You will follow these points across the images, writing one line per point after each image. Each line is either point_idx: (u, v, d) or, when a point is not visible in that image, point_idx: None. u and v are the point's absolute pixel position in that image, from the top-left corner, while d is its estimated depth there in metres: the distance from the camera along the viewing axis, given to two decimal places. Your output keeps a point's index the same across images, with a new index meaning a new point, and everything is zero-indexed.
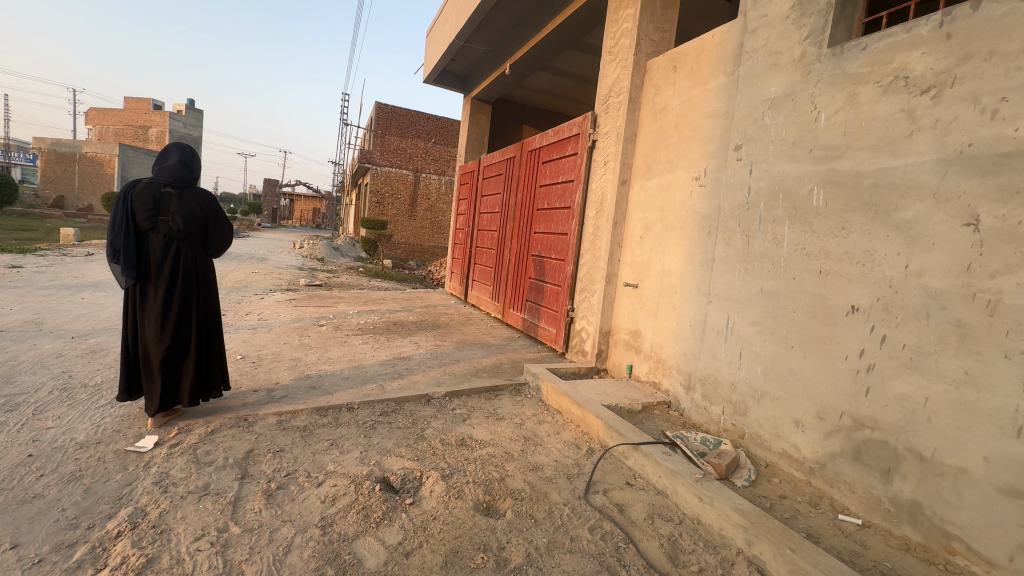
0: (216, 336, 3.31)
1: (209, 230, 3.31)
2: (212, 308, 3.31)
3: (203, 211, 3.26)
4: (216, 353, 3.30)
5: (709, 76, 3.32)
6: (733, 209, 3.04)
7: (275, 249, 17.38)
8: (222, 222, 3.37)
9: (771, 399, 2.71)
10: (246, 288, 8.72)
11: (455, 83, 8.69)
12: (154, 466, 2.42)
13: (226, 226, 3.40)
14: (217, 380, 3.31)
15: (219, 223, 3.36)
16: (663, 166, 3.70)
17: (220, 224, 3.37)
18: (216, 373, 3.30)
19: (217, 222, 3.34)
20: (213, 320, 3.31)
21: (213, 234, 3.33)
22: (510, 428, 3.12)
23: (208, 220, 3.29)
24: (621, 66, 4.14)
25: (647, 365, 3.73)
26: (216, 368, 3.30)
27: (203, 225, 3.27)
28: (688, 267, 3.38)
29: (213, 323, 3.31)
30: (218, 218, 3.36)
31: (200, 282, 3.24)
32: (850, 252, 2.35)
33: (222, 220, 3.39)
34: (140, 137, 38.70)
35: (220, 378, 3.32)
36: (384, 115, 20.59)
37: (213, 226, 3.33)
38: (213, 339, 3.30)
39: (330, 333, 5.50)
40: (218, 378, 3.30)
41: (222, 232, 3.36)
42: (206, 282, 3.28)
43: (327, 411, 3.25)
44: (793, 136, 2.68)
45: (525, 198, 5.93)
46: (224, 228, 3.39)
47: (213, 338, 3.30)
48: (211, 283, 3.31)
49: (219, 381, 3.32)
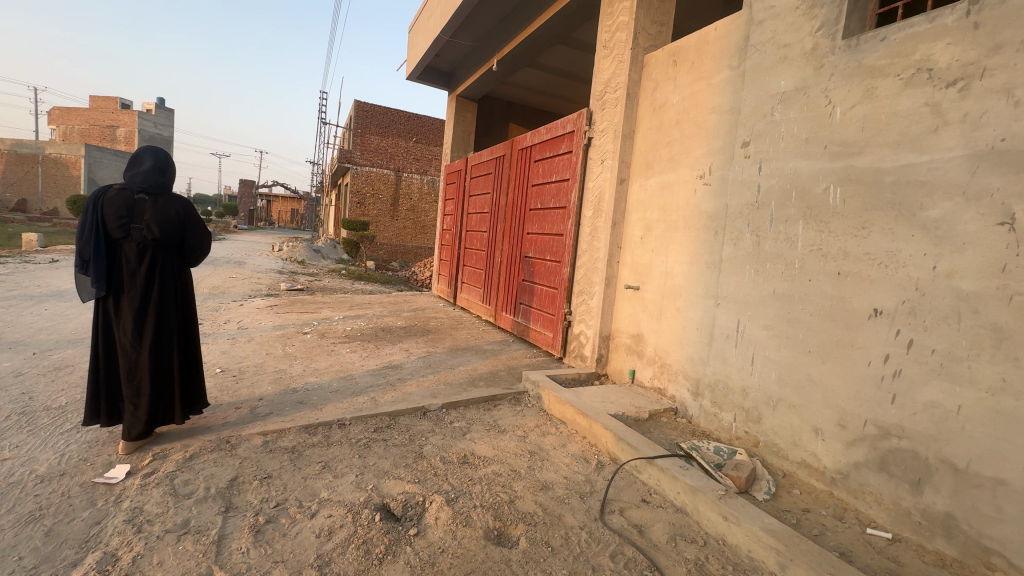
0: (197, 350, 3.08)
1: (187, 238, 3.04)
2: (193, 320, 3.07)
3: (181, 218, 3.00)
4: (198, 368, 3.07)
5: (712, 71, 3.21)
6: (741, 208, 2.93)
7: (253, 252, 16.87)
8: (201, 230, 3.10)
9: (787, 406, 2.60)
10: (224, 294, 8.35)
11: (439, 80, 8.46)
12: (126, 501, 2.18)
13: (205, 233, 3.13)
14: (199, 397, 3.07)
15: (198, 230, 3.10)
16: (665, 164, 3.57)
17: (198, 231, 3.10)
18: (198, 389, 3.07)
19: (196, 229, 3.08)
20: (194, 333, 3.08)
21: (191, 243, 3.06)
22: (514, 442, 2.95)
23: (186, 227, 3.03)
24: (617, 61, 4.01)
25: (650, 370, 3.61)
26: (197, 384, 3.07)
27: (181, 233, 3.00)
28: (693, 269, 3.26)
29: (193, 336, 3.08)
30: (196, 226, 3.09)
31: (179, 292, 3.00)
32: (872, 253, 2.25)
33: (201, 228, 3.12)
34: (108, 137, 37.35)
35: (202, 394, 3.09)
36: (364, 114, 20.15)
37: (192, 234, 3.06)
38: (194, 353, 3.07)
39: (314, 341, 5.25)
40: (200, 395, 3.07)
41: (200, 241, 3.09)
42: (184, 293, 3.03)
43: (317, 429, 3.03)
44: (806, 132, 2.57)
45: (516, 198, 5.77)
46: (203, 236, 3.11)
47: (194, 352, 3.07)
48: (190, 294, 3.07)
49: (201, 398, 3.09)
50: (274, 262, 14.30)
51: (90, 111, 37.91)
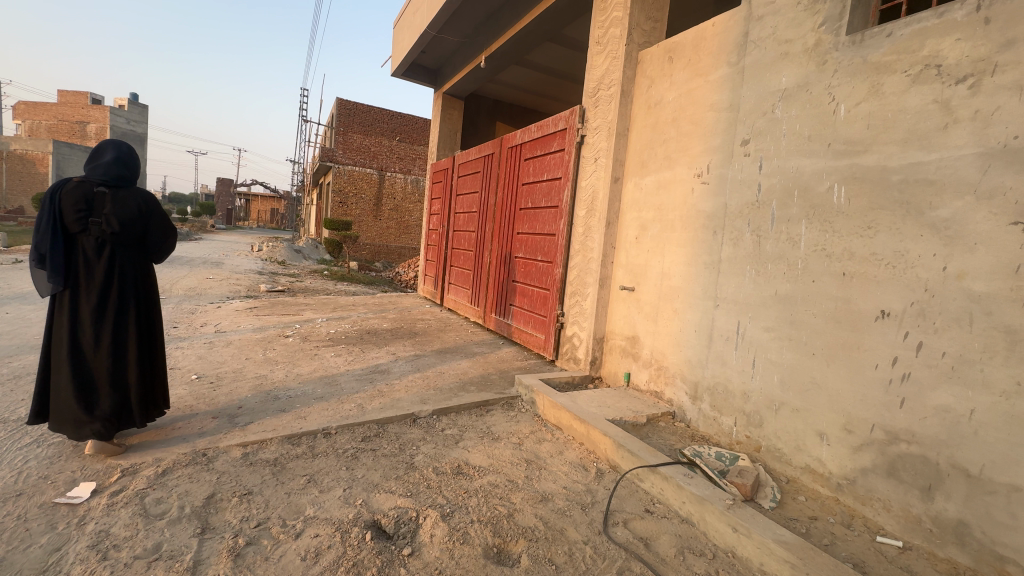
0: (159, 350, 3.00)
1: (150, 233, 2.95)
2: (155, 319, 2.99)
3: (144, 213, 2.91)
4: (159, 368, 2.99)
5: (710, 67, 3.14)
6: (741, 208, 2.86)
7: (231, 252, 16.37)
8: (165, 225, 3.02)
9: (790, 410, 2.54)
10: (200, 296, 8.02)
11: (425, 77, 8.28)
12: (90, 524, 1.99)
13: (170, 228, 3.05)
14: (161, 398, 3.00)
15: (161, 225, 3.00)
16: (661, 162, 3.49)
17: (162, 226, 3.01)
18: (159, 389, 2.99)
19: (160, 224, 2.99)
20: (156, 331, 2.99)
21: (154, 239, 2.97)
22: (509, 450, 2.84)
23: (149, 222, 2.93)
24: (611, 57, 3.93)
25: (646, 373, 3.53)
26: (159, 384, 2.99)
27: (144, 228, 2.92)
28: (691, 269, 3.19)
29: (156, 335, 2.99)
30: (160, 220, 2.99)
31: (141, 289, 2.91)
32: (878, 253, 2.20)
33: (165, 223, 3.04)
34: (77, 133, 36.09)
35: (163, 395, 3.01)
36: (346, 112, 19.79)
37: (156, 230, 2.97)
38: (156, 353, 2.99)
39: (297, 344, 5.05)
40: (161, 395, 3.00)
41: (165, 237, 3.02)
42: (147, 290, 2.95)
43: (300, 439, 2.87)
44: (809, 130, 2.52)
45: (505, 197, 5.65)
46: (167, 231, 3.04)
47: (156, 352, 2.99)
48: (153, 292, 2.99)
49: (163, 398, 3.02)
50: (253, 263, 13.92)
51: (60, 105, 36.51)
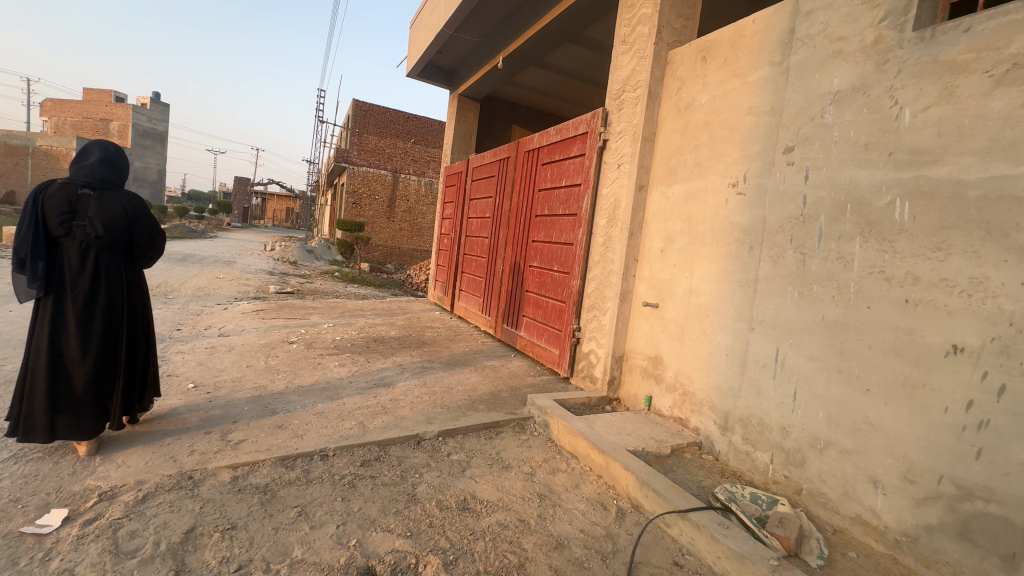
0: (145, 353, 2.96)
1: (137, 237, 2.86)
2: (145, 320, 2.95)
3: (130, 216, 2.81)
4: (145, 369, 2.95)
5: (749, 67, 2.87)
6: (783, 222, 2.60)
7: (245, 252, 16.35)
8: (151, 228, 2.91)
9: (838, 451, 2.26)
10: (208, 297, 7.88)
11: (441, 78, 8.10)
12: (54, 563, 1.79)
13: (157, 231, 2.96)
14: (144, 400, 2.96)
15: (148, 228, 2.90)
16: (690, 170, 3.23)
17: (149, 229, 2.91)
18: (143, 391, 2.95)
19: (147, 228, 2.89)
20: (145, 334, 2.94)
21: (142, 243, 2.88)
22: (521, 482, 2.60)
23: (135, 225, 2.83)
24: (638, 57, 3.68)
25: (670, 397, 3.26)
26: (143, 387, 2.95)
27: (129, 232, 2.82)
28: (723, 287, 2.92)
29: (143, 338, 2.94)
30: (147, 224, 2.89)
31: (129, 292, 2.86)
32: (949, 279, 1.92)
33: (152, 225, 2.93)
34: (100, 129, 36.79)
35: (147, 397, 2.97)
36: (362, 113, 19.78)
37: (142, 233, 2.87)
38: (142, 355, 2.94)
39: (301, 352, 4.86)
40: (144, 397, 2.96)
41: (152, 240, 2.93)
42: (135, 293, 2.90)
43: (295, 462, 2.65)
44: (866, 137, 2.24)
45: (520, 202, 5.42)
46: (154, 235, 2.94)
47: (143, 355, 2.95)
48: (141, 295, 2.92)
49: (147, 400, 2.98)
50: (266, 262, 13.90)
51: (85, 102, 37.26)
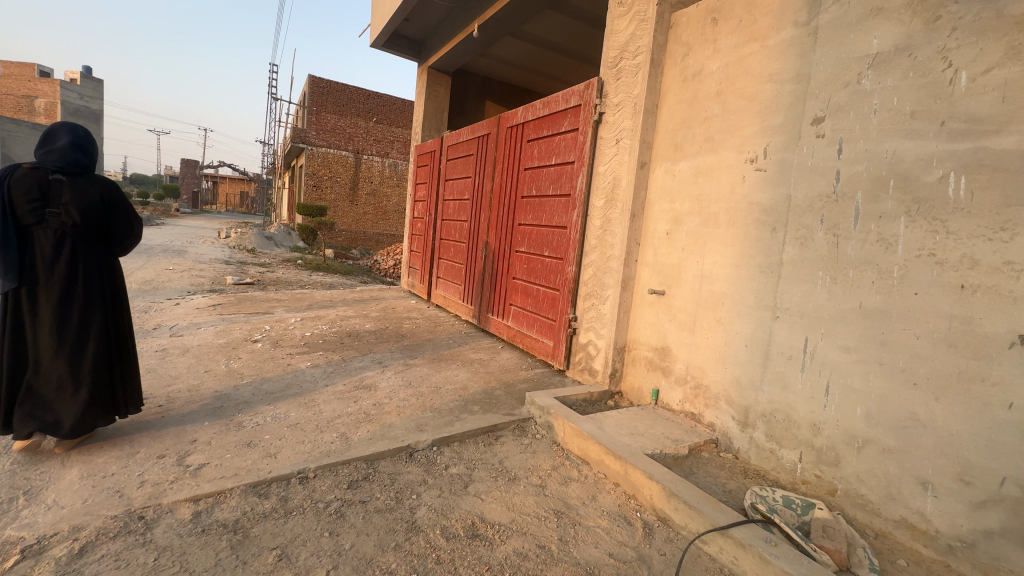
0: (129, 346, 2.84)
1: (114, 224, 2.82)
2: (124, 312, 2.84)
3: (105, 203, 2.77)
4: (128, 363, 2.82)
5: (768, 29, 2.60)
6: (812, 201, 2.37)
7: (195, 240, 15.13)
8: (128, 215, 2.87)
9: (879, 449, 2.08)
10: (155, 292, 7.12)
11: (408, 50, 7.51)
12: None
13: (134, 220, 2.90)
14: (133, 396, 2.84)
15: (125, 215, 2.86)
16: (700, 145, 2.96)
17: (127, 217, 2.87)
18: (132, 385, 2.84)
19: (124, 214, 2.84)
20: (126, 326, 2.84)
21: (118, 229, 2.83)
22: (533, 497, 2.32)
23: (111, 212, 2.80)
24: (638, 21, 3.37)
25: (680, 391, 3.05)
26: (131, 380, 2.83)
27: (105, 219, 2.78)
28: (740, 272, 2.70)
29: (125, 329, 2.84)
30: (124, 211, 2.85)
31: (107, 284, 2.77)
32: (1014, 262, 1.73)
33: (129, 213, 2.89)
34: (22, 108, 33.38)
35: (139, 391, 2.86)
36: (320, 90, 18.59)
37: (120, 220, 2.83)
38: (124, 347, 2.82)
39: (266, 352, 4.38)
40: (130, 396, 2.82)
41: (130, 227, 2.87)
42: (114, 284, 2.80)
43: (269, 488, 2.27)
44: (912, 105, 2.02)
45: (503, 182, 5.05)
46: (132, 223, 2.89)
47: (125, 348, 2.83)
48: (119, 287, 2.83)
49: (139, 394, 2.88)
50: (219, 251, 12.87)
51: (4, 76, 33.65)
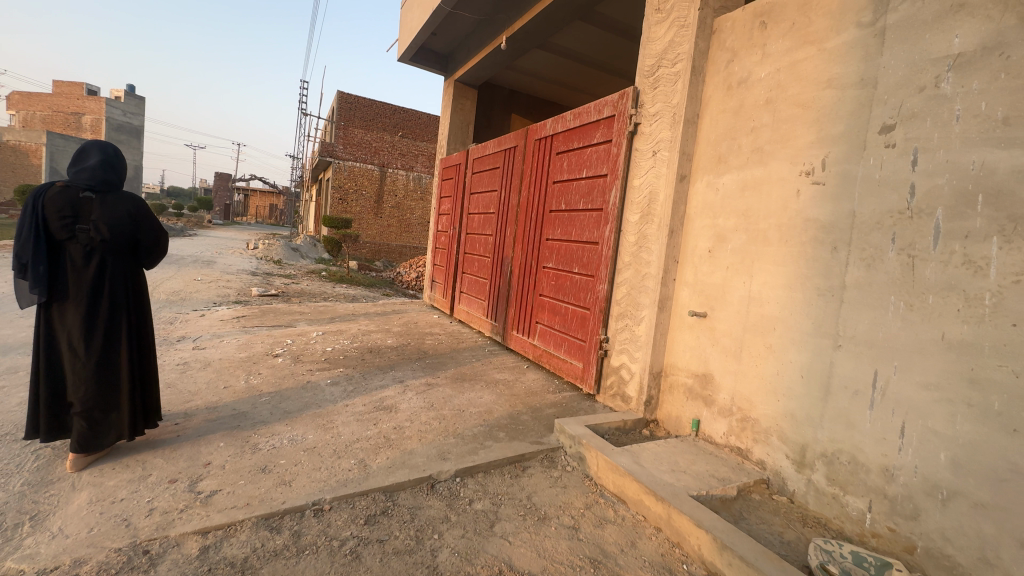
0: (151, 360, 2.79)
1: (141, 239, 2.75)
2: (147, 326, 2.79)
3: (134, 218, 2.71)
4: (150, 377, 2.78)
5: (826, 31, 2.39)
6: (881, 218, 2.13)
7: (225, 252, 15.46)
8: (155, 229, 2.80)
9: (969, 504, 1.80)
10: (182, 303, 7.17)
11: (435, 64, 7.50)
12: None
13: (161, 234, 2.84)
14: (153, 409, 2.79)
15: (152, 230, 2.79)
16: (747, 156, 2.75)
17: (154, 230, 2.81)
18: (153, 398, 2.79)
19: (151, 230, 2.78)
20: (150, 339, 2.79)
21: (146, 243, 2.77)
22: (565, 541, 2.10)
23: (139, 226, 2.73)
24: (677, 27, 3.20)
25: (724, 423, 2.79)
26: (152, 394, 2.79)
27: (134, 234, 2.71)
28: (794, 295, 2.46)
29: (148, 343, 2.79)
30: (151, 227, 2.80)
31: (133, 297, 2.72)
32: None
33: (156, 227, 2.83)
34: (71, 125, 35.25)
35: (157, 405, 2.81)
36: (348, 106, 18.97)
37: (147, 235, 2.77)
38: (147, 361, 2.78)
39: (286, 368, 4.28)
40: (151, 410, 2.78)
41: (156, 241, 2.81)
42: (140, 298, 2.75)
43: (281, 521, 2.12)
44: (1004, 110, 1.78)
45: (531, 196, 4.90)
46: (158, 237, 2.82)
47: (148, 362, 2.78)
48: (144, 301, 2.78)
49: (158, 407, 2.83)
50: (247, 262, 13.06)
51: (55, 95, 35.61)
